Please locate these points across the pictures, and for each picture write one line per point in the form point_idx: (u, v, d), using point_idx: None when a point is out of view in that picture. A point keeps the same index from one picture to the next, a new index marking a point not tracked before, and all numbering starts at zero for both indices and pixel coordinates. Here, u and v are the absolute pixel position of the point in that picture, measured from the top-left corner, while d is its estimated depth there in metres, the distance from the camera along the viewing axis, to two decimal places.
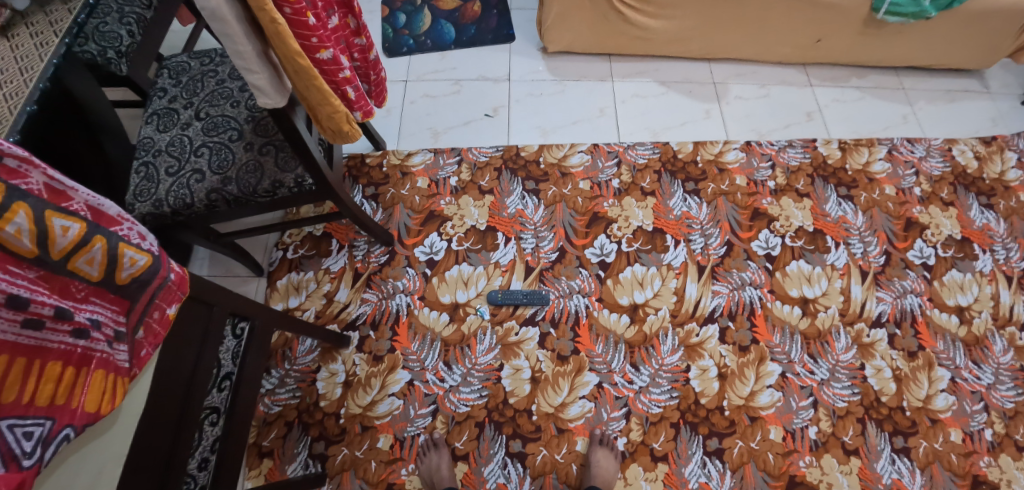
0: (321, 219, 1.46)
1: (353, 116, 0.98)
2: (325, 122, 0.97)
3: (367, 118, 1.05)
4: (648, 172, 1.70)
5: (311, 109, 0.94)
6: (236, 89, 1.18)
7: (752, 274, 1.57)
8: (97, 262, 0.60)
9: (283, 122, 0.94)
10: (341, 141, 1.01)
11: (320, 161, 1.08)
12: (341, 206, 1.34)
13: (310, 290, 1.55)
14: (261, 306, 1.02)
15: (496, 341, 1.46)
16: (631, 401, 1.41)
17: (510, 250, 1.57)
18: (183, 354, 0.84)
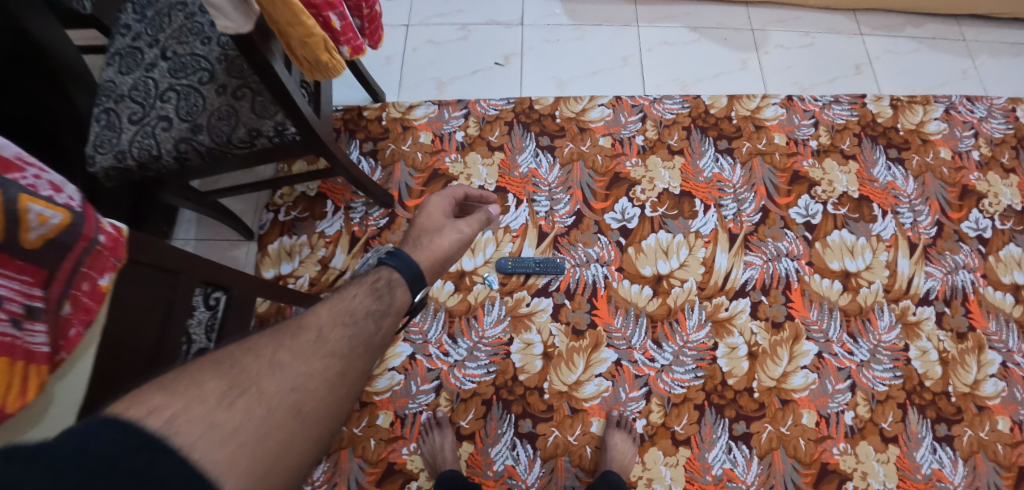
0: (313, 177, 1.35)
1: (332, 44, 0.83)
2: (299, 51, 0.82)
3: (355, 54, 0.90)
4: (677, 128, 1.52)
5: (281, 34, 0.79)
6: (207, 23, 1.03)
7: (789, 244, 1.42)
8: None
9: (254, 54, 0.80)
10: (321, 76, 0.86)
11: (302, 108, 0.94)
12: (333, 162, 1.21)
13: (303, 256, 1.46)
14: (241, 276, 0.91)
15: (505, 312, 1.34)
16: (652, 381, 1.28)
17: (521, 213, 1.42)
18: (142, 322, 0.73)
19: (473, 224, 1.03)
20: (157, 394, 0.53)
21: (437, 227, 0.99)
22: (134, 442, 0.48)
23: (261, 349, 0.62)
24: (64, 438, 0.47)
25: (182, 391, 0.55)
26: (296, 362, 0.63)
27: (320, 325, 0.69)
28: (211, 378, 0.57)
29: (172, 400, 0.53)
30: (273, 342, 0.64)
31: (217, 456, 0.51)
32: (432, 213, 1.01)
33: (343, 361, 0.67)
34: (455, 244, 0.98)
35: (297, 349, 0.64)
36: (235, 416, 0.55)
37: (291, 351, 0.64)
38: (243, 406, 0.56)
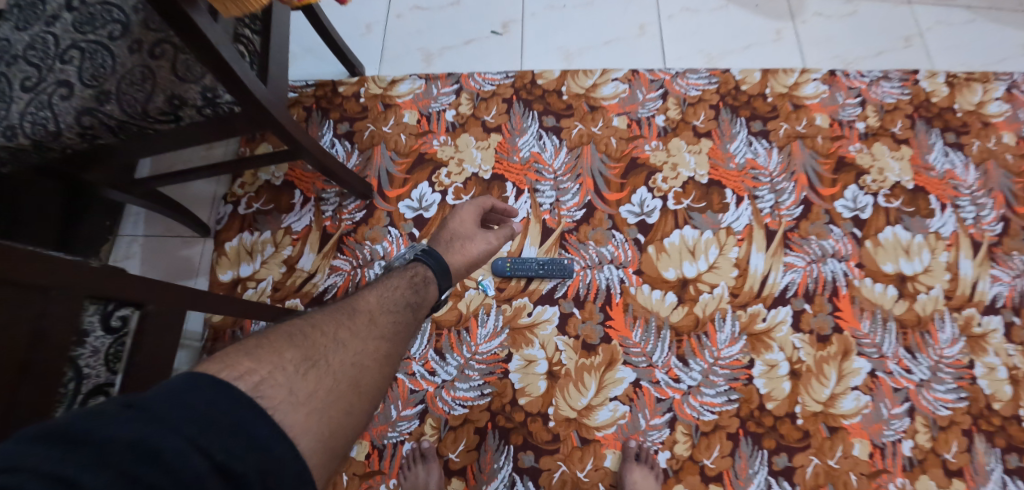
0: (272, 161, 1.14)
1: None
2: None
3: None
4: (703, 106, 1.30)
5: None
6: None
7: (835, 243, 1.21)
8: None
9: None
10: (237, 11, 0.68)
11: (232, 64, 0.72)
12: (290, 139, 1.01)
13: (266, 255, 1.25)
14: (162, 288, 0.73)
15: (502, 323, 1.13)
16: (677, 406, 1.08)
17: (522, 206, 1.20)
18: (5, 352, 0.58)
19: (501, 237, 1.01)
20: (245, 359, 0.55)
21: (467, 234, 0.97)
22: (228, 402, 0.50)
23: (326, 325, 0.65)
24: (173, 391, 0.49)
25: (264, 358, 0.56)
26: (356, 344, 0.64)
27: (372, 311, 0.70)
28: (288, 347, 0.59)
29: (258, 364, 0.55)
30: (333, 319, 0.67)
31: (293, 420, 0.52)
32: (465, 223, 0.98)
33: (392, 344, 0.68)
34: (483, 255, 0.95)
35: (355, 328, 0.66)
36: (308, 384, 0.56)
37: (350, 329, 0.66)
38: (315, 376, 0.58)
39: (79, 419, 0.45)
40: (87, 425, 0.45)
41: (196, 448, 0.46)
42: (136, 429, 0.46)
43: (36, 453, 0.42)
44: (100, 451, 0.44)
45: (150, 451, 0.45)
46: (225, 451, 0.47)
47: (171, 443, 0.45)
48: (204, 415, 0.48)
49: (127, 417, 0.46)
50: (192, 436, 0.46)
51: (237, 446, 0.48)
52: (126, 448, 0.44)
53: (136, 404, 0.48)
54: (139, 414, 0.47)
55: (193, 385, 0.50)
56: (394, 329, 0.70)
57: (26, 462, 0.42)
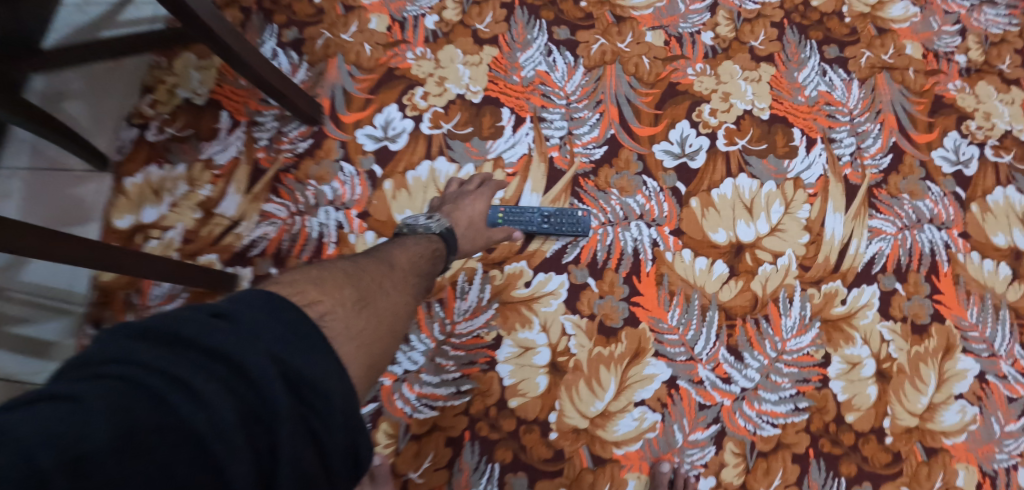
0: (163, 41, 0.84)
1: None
2: None
3: None
4: (763, 23, 0.99)
5: None
6: None
7: (934, 205, 0.92)
8: None
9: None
10: None
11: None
12: (175, 9, 0.70)
13: (177, 196, 0.94)
14: None
15: (490, 295, 0.82)
16: (726, 415, 0.79)
17: (521, 139, 0.90)
18: None
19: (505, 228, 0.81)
20: (311, 289, 0.53)
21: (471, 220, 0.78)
22: (302, 327, 0.48)
23: (374, 271, 0.61)
24: (256, 308, 0.47)
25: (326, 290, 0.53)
26: (398, 293, 0.61)
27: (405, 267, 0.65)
28: (346, 284, 0.56)
29: (323, 295, 0.53)
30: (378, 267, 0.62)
31: (347, 350, 0.51)
32: (473, 225, 0.78)
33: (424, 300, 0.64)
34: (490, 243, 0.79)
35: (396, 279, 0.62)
36: (360, 321, 0.54)
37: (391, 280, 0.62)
38: (368, 315, 0.55)
39: (176, 323, 0.45)
40: (182, 331, 0.44)
41: (272, 365, 0.44)
42: (222, 340, 0.44)
43: (140, 353, 0.42)
44: (193, 357, 0.43)
45: (233, 363, 0.44)
46: (297, 370, 0.45)
47: (251, 357, 0.44)
48: (285, 335, 0.47)
49: (215, 328, 0.45)
50: (273, 353, 0.45)
51: (312, 367, 0.46)
52: (212, 357, 0.43)
53: (225, 315, 0.46)
54: (227, 326, 0.45)
55: (274, 306, 0.48)
56: (419, 283, 0.66)
57: (132, 358, 0.42)
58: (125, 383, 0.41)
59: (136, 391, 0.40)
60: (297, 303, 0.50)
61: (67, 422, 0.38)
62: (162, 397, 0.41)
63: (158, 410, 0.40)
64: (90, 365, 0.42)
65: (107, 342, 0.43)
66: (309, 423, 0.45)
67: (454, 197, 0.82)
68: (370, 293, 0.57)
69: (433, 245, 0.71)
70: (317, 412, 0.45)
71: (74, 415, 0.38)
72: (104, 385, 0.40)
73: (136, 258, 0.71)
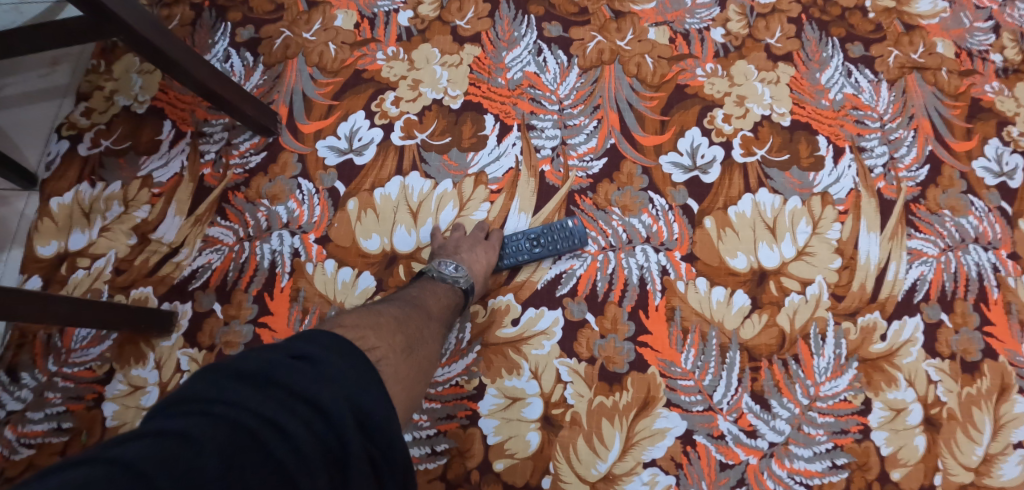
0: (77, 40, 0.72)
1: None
2: None
3: None
4: (779, 19, 0.88)
5: None
6: None
7: (978, 222, 0.80)
8: None
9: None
10: None
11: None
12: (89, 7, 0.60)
13: (109, 219, 0.80)
14: None
15: (472, 335, 0.70)
16: (752, 476, 0.66)
17: (507, 151, 0.78)
18: None
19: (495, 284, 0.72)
20: (369, 333, 0.49)
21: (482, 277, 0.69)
22: (368, 371, 0.45)
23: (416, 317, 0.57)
24: (335, 352, 0.45)
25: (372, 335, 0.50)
26: (435, 345, 0.57)
27: (440, 321, 0.59)
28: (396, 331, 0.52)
29: (381, 341, 0.49)
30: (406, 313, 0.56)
31: (395, 397, 0.48)
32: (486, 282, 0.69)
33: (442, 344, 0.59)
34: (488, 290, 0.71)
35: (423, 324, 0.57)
36: (406, 368, 0.50)
37: (430, 332, 0.57)
38: (412, 364, 0.51)
39: (259, 363, 0.42)
40: (267, 372, 0.42)
41: (351, 410, 0.42)
42: (307, 383, 0.42)
43: (232, 391, 0.40)
44: (282, 399, 0.40)
45: (317, 406, 0.41)
46: (372, 416, 0.43)
47: (336, 400, 0.41)
48: (361, 378, 0.44)
49: (299, 370, 0.42)
50: (351, 398, 0.42)
51: (386, 413, 0.43)
52: (297, 399, 0.41)
53: (306, 357, 0.44)
54: (311, 368, 0.43)
55: (343, 349, 0.45)
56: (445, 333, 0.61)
57: (222, 399, 0.39)
58: (221, 423, 0.38)
59: (233, 432, 0.38)
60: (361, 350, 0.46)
61: (174, 461, 0.35)
62: (259, 438, 0.38)
63: (256, 451, 0.37)
64: (182, 402, 0.39)
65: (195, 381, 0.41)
66: (381, 472, 0.42)
67: (467, 236, 0.72)
68: (416, 343, 0.54)
69: (451, 297, 0.64)
70: (389, 460, 0.43)
71: (179, 454, 0.35)
72: (200, 425, 0.37)
73: (103, 308, 0.66)
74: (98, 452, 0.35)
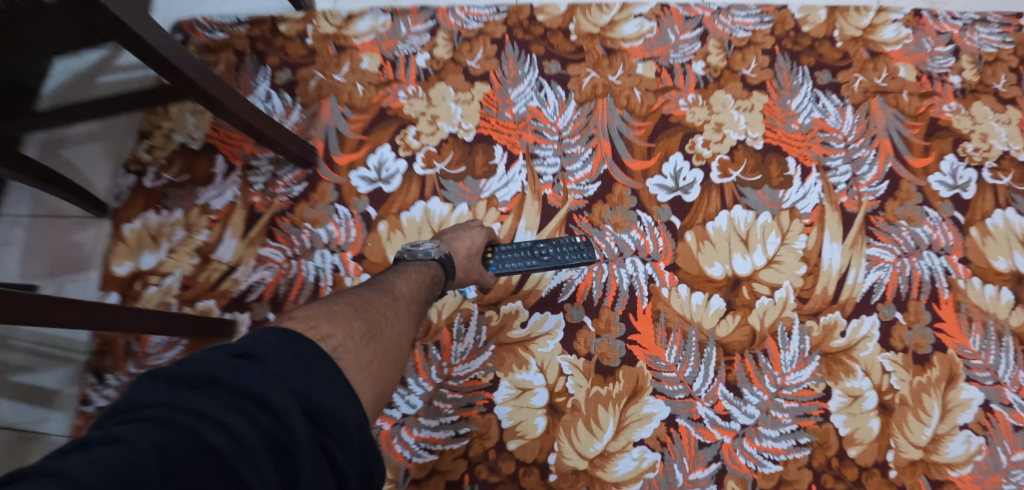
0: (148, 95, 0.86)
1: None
2: None
3: None
4: (754, 51, 0.99)
5: None
6: None
7: (932, 230, 0.91)
8: None
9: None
10: None
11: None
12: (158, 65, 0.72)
13: (175, 241, 0.94)
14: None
15: (486, 337, 0.82)
16: (726, 453, 0.78)
17: (514, 178, 0.90)
18: None
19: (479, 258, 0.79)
20: (324, 323, 0.53)
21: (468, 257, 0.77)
22: (317, 360, 0.48)
23: (377, 302, 0.61)
24: (280, 346, 0.48)
25: (338, 324, 0.54)
26: (402, 325, 0.61)
27: (408, 298, 0.64)
28: (354, 317, 0.56)
29: (336, 329, 0.53)
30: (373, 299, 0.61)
31: (358, 382, 0.51)
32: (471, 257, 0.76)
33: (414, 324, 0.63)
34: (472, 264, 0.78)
35: (391, 308, 0.61)
36: (368, 353, 0.54)
37: (394, 311, 0.61)
38: (375, 347, 0.55)
39: (203, 364, 0.45)
40: (208, 372, 0.44)
41: (296, 401, 0.44)
42: (249, 380, 0.44)
43: (174, 395, 0.43)
44: (224, 397, 0.43)
45: (260, 401, 0.43)
46: (319, 402, 0.46)
47: (278, 391, 0.44)
48: (307, 368, 0.47)
49: (243, 368, 0.45)
50: (296, 389, 0.45)
51: (333, 399, 0.46)
52: (241, 396, 0.43)
53: (249, 354, 0.46)
54: (253, 365, 0.45)
55: (291, 341, 0.48)
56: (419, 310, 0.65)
57: (164, 404, 0.42)
58: (164, 426, 0.40)
59: (171, 435, 0.40)
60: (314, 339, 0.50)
61: (110, 464, 0.37)
62: (198, 436, 0.40)
63: (195, 450, 0.40)
64: (126, 411, 0.42)
65: (140, 389, 0.43)
66: (332, 454, 0.45)
67: (454, 228, 0.80)
68: (378, 326, 0.58)
69: (432, 272, 0.70)
70: (340, 442, 0.45)
71: (118, 456, 0.38)
72: (138, 430, 0.40)
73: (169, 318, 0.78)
74: (41, 464, 0.38)
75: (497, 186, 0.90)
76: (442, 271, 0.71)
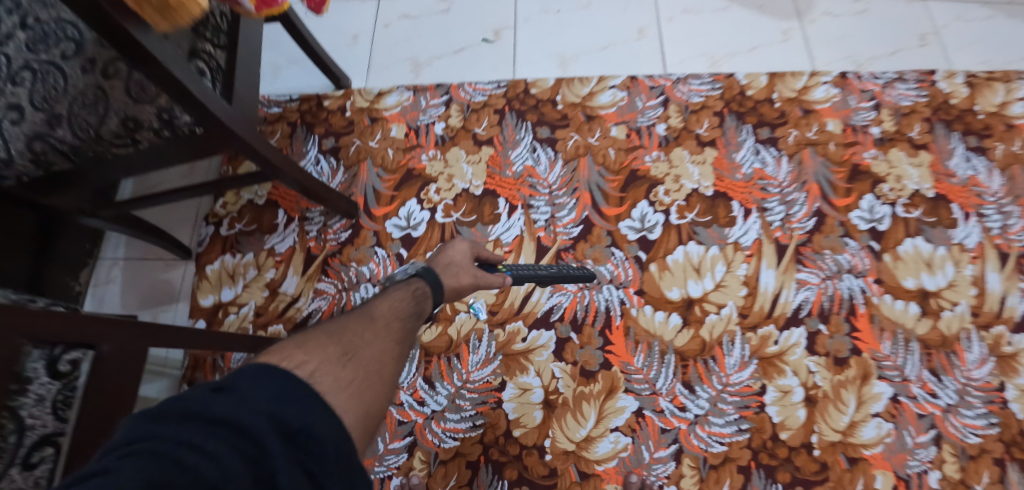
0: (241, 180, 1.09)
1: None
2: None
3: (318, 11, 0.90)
4: (707, 113, 1.23)
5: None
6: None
7: (851, 257, 1.13)
8: None
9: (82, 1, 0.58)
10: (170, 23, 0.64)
11: (173, 70, 0.66)
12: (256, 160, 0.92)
13: (248, 279, 1.19)
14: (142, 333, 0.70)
15: (495, 349, 1.06)
16: (683, 436, 1.01)
17: (514, 223, 1.14)
18: None
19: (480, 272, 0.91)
20: (298, 351, 0.60)
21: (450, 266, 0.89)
22: (292, 386, 0.54)
23: (355, 326, 0.67)
24: (254, 379, 0.54)
25: (314, 349, 0.61)
26: (381, 343, 0.67)
27: (386, 316, 0.71)
28: (330, 343, 0.63)
29: (310, 355, 0.59)
30: (358, 323, 0.68)
31: (339, 400, 0.57)
32: (452, 263, 0.90)
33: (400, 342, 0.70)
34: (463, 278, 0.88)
35: (375, 330, 0.68)
36: (347, 374, 0.60)
37: (373, 331, 0.68)
38: (354, 366, 0.61)
39: (186, 400, 0.51)
40: (190, 406, 0.50)
41: (269, 422, 0.51)
42: (225, 409, 0.50)
43: (161, 429, 0.49)
44: (204, 427, 0.49)
45: (236, 427, 0.50)
46: (293, 422, 0.52)
47: (252, 416, 0.50)
48: (279, 393, 0.53)
49: (219, 399, 0.51)
50: (270, 412, 0.51)
51: (303, 418, 0.52)
52: (219, 425, 0.49)
53: (226, 387, 0.53)
54: (230, 396, 0.52)
55: (266, 371, 0.55)
56: (403, 327, 0.72)
57: (152, 437, 0.48)
58: (151, 457, 0.47)
59: (162, 465, 0.46)
60: (289, 368, 0.56)
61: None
62: (183, 462, 0.47)
63: (182, 474, 0.46)
64: (122, 445, 0.48)
65: (130, 427, 0.49)
66: (308, 467, 0.50)
67: (440, 248, 0.95)
68: (355, 349, 0.64)
69: (416, 286, 0.80)
70: (315, 456, 0.51)
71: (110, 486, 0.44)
72: (129, 462, 0.46)
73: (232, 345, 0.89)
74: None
75: (501, 229, 1.14)
76: (425, 283, 0.81)
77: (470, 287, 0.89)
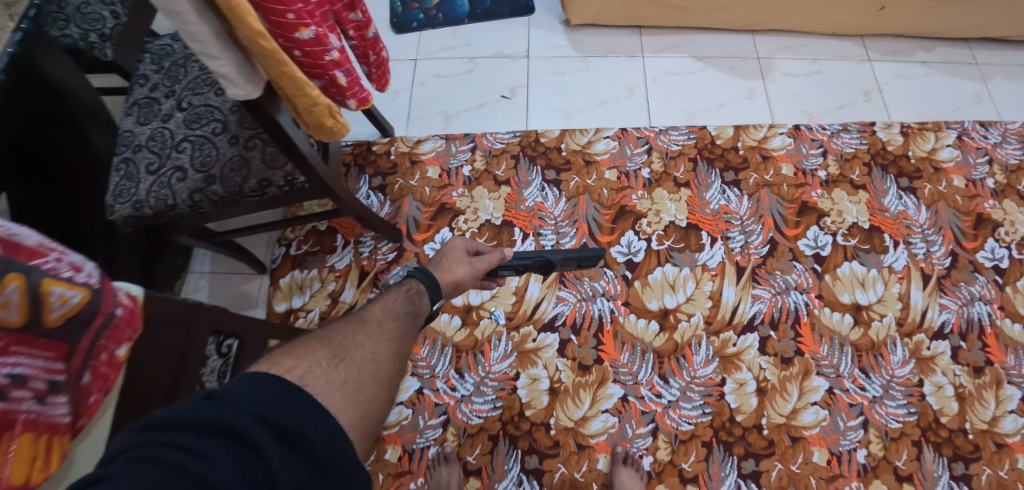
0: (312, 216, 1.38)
1: (337, 109, 0.86)
2: (305, 116, 0.85)
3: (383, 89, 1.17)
4: (683, 159, 1.52)
5: (289, 101, 0.82)
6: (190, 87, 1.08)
7: (798, 277, 1.41)
8: (66, 303, 0.55)
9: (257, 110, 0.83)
10: (324, 137, 0.89)
11: (292, 136, 0.91)
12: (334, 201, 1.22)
13: (314, 290, 1.48)
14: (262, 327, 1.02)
15: (511, 347, 1.35)
16: (659, 417, 1.28)
17: (527, 247, 1.42)
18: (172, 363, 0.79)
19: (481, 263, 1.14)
20: (287, 358, 0.68)
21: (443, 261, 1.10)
22: (279, 392, 0.60)
23: (347, 331, 0.78)
24: (241, 389, 0.58)
25: (302, 356, 0.69)
26: (372, 345, 0.78)
27: (376, 318, 0.83)
28: (320, 348, 0.72)
29: (299, 362, 0.67)
30: (350, 328, 0.79)
31: (333, 400, 0.65)
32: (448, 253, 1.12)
33: (396, 342, 0.82)
34: (462, 271, 1.10)
35: (368, 332, 0.80)
36: (338, 375, 0.69)
37: (364, 333, 0.79)
38: (345, 368, 0.71)
39: (177, 410, 0.55)
40: (182, 415, 0.54)
41: (258, 423, 0.55)
42: (216, 415, 0.54)
43: (156, 436, 0.52)
44: (194, 432, 0.53)
45: (225, 430, 0.54)
46: (281, 423, 0.57)
47: (241, 418, 0.55)
48: (265, 399, 0.58)
49: (210, 406, 0.55)
50: (258, 415, 0.56)
51: (290, 419, 0.57)
52: (209, 429, 0.53)
53: (215, 396, 0.57)
54: (218, 403, 0.56)
55: (255, 382, 0.60)
56: (393, 327, 0.84)
57: (147, 445, 0.52)
58: (150, 460, 0.50)
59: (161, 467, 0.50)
60: (276, 376, 0.61)
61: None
62: (179, 464, 0.51)
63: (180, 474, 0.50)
64: (120, 454, 0.51)
65: (124, 438, 0.53)
66: (300, 459, 0.56)
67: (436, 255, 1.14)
68: (344, 352, 0.73)
69: (408, 286, 0.96)
70: (306, 448, 0.57)
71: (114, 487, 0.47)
72: (136, 466, 0.50)
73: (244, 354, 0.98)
74: None
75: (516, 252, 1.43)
76: (419, 282, 0.97)
77: (466, 275, 1.10)
